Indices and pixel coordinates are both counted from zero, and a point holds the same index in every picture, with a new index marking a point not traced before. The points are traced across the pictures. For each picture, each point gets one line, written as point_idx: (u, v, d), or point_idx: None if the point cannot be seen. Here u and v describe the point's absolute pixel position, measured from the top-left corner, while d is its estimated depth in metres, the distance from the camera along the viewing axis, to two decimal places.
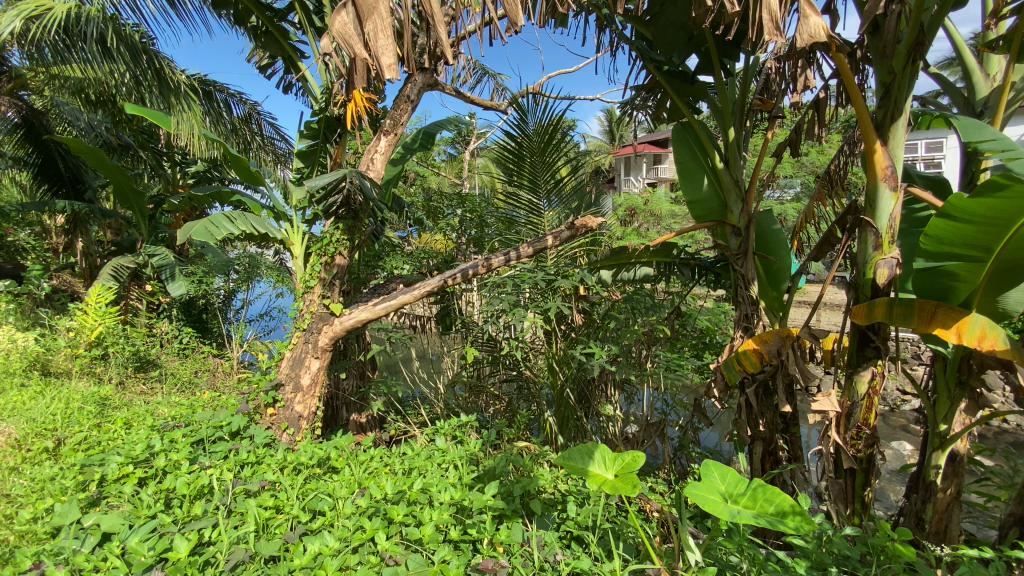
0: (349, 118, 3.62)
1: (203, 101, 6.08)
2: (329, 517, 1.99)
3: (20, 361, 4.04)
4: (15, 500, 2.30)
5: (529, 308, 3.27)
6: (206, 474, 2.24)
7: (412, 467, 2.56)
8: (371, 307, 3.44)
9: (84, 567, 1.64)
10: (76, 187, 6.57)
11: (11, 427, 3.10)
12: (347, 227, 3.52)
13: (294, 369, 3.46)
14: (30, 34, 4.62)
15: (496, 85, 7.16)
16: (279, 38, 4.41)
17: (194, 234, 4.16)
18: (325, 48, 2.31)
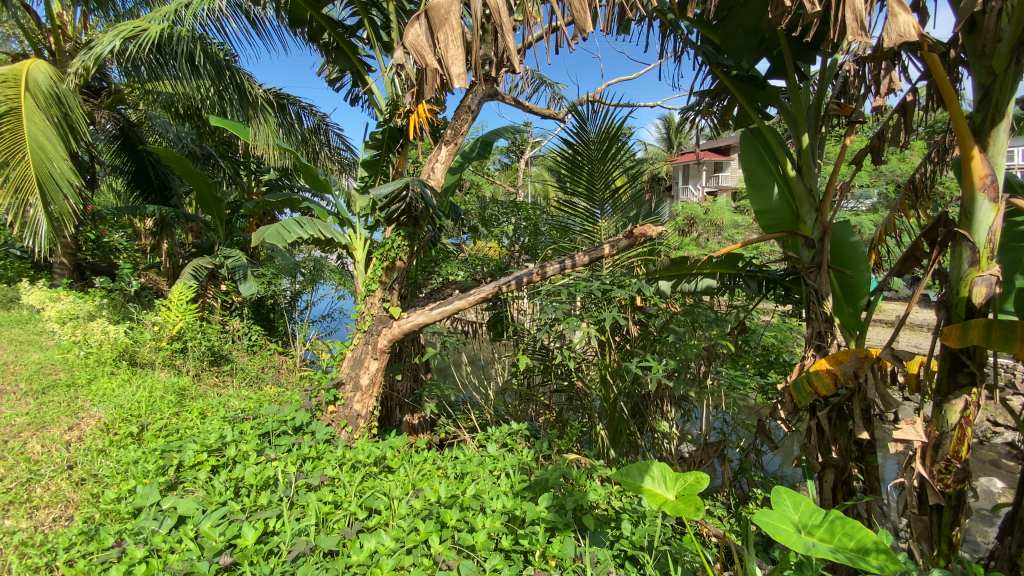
0: (411, 129, 3.75)
1: (277, 114, 6.49)
2: (385, 517, 2.02)
3: (112, 351, 4.42)
4: (104, 480, 2.49)
5: (583, 317, 3.19)
6: (272, 466, 2.35)
7: (464, 472, 2.56)
8: (428, 311, 3.49)
9: (161, 548, 1.75)
10: (164, 193, 7.16)
11: (102, 412, 3.39)
12: (408, 234, 3.63)
13: (354, 369, 3.57)
14: (129, 53, 5.09)
15: (553, 94, 7.17)
16: (349, 53, 4.65)
17: (266, 237, 4.40)
18: (397, 60, 2.38)
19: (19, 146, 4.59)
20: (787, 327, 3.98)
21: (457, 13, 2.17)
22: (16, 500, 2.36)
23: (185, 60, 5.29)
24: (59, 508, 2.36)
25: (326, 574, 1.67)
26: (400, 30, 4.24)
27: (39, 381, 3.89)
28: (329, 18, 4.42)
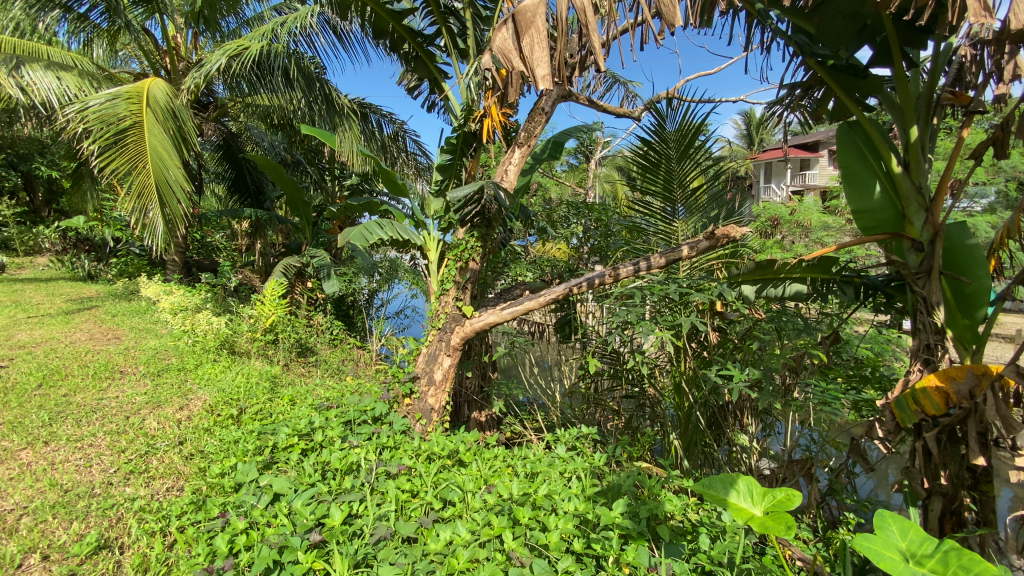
0: (485, 133, 3.84)
1: (360, 122, 6.89)
2: (459, 509, 2.06)
3: (215, 340, 4.89)
4: (210, 456, 2.75)
5: (657, 322, 3.09)
6: (355, 453, 2.49)
7: (534, 471, 2.55)
8: (499, 311, 3.51)
9: (259, 521, 1.91)
10: (258, 197, 7.80)
11: (207, 394, 3.76)
12: (481, 235, 3.71)
13: (429, 364, 3.70)
14: (233, 70, 5.62)
15: (626, 93, 7.01)
16: (427, 61, 4.83)
17: (350, 238, 4.68)
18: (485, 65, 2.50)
19: (141, 156, 5.19)
20: (885, 339, 3.64)
21: (543, 19, 2.27)
22: (136, 470, 2.64)
23: (280, 75, 5.76)
24: (172, 479, 2.62)
25: (404, 559, 1.74)
26: (476, 36, 4.35)
27: (156, 365, 4.37)
28: (409, 28, 4.63)
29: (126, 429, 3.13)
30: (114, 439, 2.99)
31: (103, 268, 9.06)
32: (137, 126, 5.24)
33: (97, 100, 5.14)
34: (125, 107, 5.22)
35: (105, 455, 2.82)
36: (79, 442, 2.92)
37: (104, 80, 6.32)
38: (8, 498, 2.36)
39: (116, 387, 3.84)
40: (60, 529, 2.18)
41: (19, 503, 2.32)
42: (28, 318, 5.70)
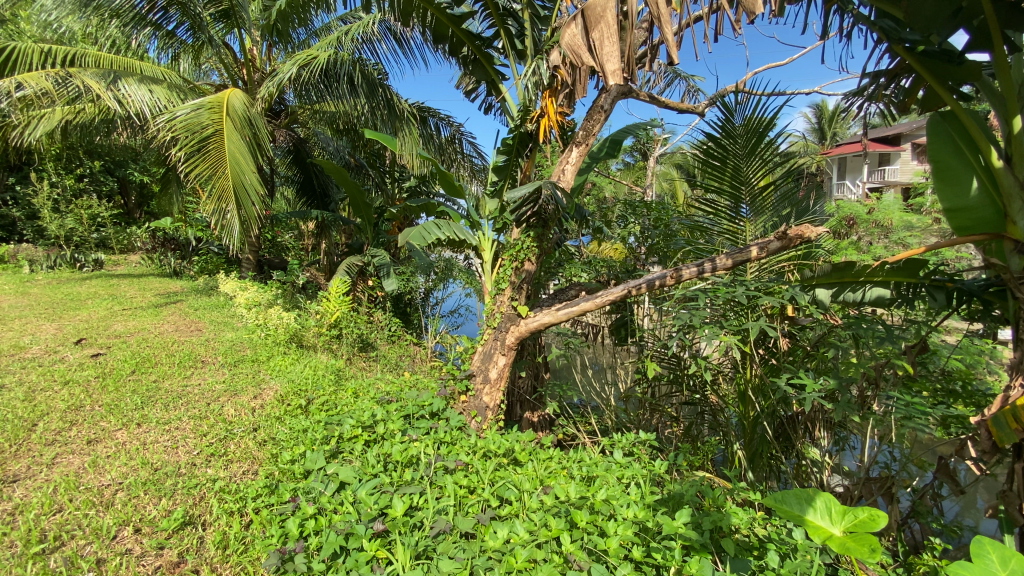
0: (542, 133, 3.84)
1: (419, 125, 7.08)
2: (517, 508, 2.07)
3: (285, 334, 5.19)
4: (281, 443, 2.93)
5: (721, 326, 2.96)
6: (415, 447, 2.57)
7: (591, 474, 2.51)
8: (554, 312, 3.48)
9: (327, 507, 2.01)
10: (324, 200, 8.20)
11: (279, 384, 4.01)
12: (537, 235, 3.70)
13: (484, 362, 3.74)
14: (302, 78, 5.93)
15: (688, 88, 6.79)
16: (485, 64, 4.89)
17: (409, 238, 4.83)
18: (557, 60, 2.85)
19: (221, 162, 5.57)
20: (978, 350, 3.33)
21: (611, 10, 2.50)
22: (216, 453, 2.84)
23: (345, 81, 6.02)
24: (248, 463, 2.79)
25: (463, 554, 1.76)
26: (534, 37, 4.36)
27: (233, 356, 4.69)
28: (468, 32, 4.71)
29: (208, 414, 3.38)
30: (197, 423, 3.23)
31: (186, 265, 9.83)
32: (218, 133, 5.62)
33: (184, 110, 5.55)
34: (208, 117, 5.61)
35: (189, 437, 3.05)
36: (166, 425, 3.18)
37: (188, 91, 6.83)
38: (106, 473, 2.60)
39: (198, 375, 4.15)
40: (150, 504, 2.36)
41: (117, 478, 2.55)
42: (123, 310, 6.27)
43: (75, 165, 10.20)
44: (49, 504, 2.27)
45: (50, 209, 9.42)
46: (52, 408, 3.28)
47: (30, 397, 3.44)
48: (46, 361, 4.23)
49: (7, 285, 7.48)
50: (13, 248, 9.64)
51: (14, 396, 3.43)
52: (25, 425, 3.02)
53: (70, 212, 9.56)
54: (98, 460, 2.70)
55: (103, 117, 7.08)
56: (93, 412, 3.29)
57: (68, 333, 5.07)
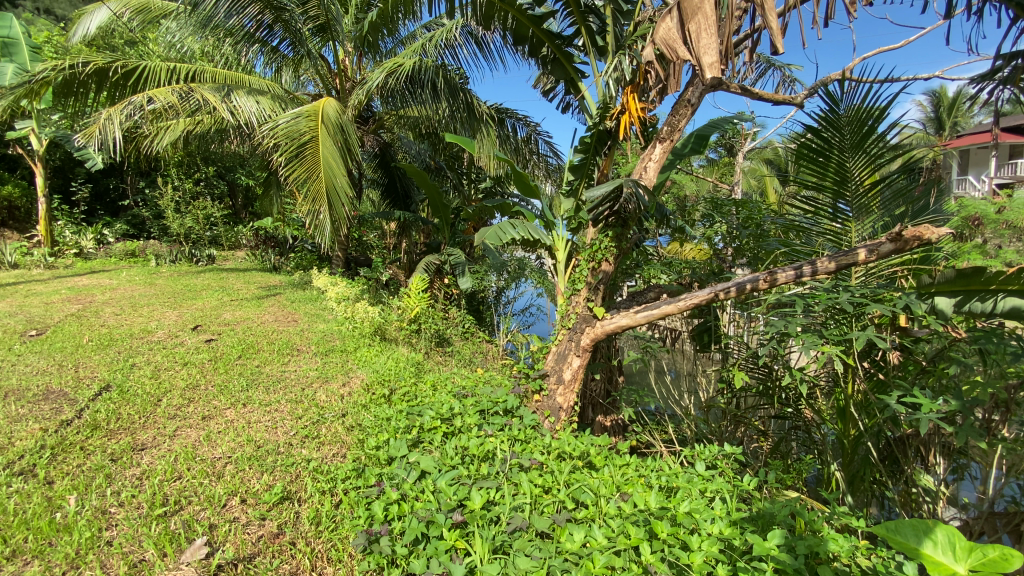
0: (624, 130, 3.77)
1: (497, 126, 7.20)
2: (593, 512, 2.03)
3: (369, 327, 5.50)
4: (367, 429, 3.13)
5: (822, 335, 2.72)
6: (491, 442, 2.62)
7: (670, 484, 2.41)
8: (632, 314, 3.38)
9: (409, 494, 2.11)
10: (405, 201, 8.60)
11: (364, 374, 4.28)
12: (616, 235, 3.59)
13: (558, 363, 3.71)
14: (389, 85, 6.23)
15: (783, 78, 6.33)
16: (565, 63, 4.86)
17: (486, 238, 4.92)
18: (647, 56, 2.86)
19: (316, 166, 6.00)
20: None
21: (710, 2, 2.49)
22: (310, 435, 3.07)
23: (429, 87, 6.25)
24: (337, 446, 2.98)
25: (539, 553, 1.76)
26: (616, 32, 4.26)
27: (324, 346, 5.04)
28: (548, 31, 4.71)
29: (303, 399, 3.65)
30: (293, 406, 3.50)
31: (283, 261, 10.72)
32: (314, 140, 6.05)
33: (286, 118, 6.04)
34: (306, 124, 6.06)
35: (286, 419, 3.32)
36: (268, 407, 3.48)
37: (289, 101, 7.43)
38: (218, 447, 2.89)
39: (294, 362, 4.51)
40: (254, 478, 2.59)
41: (226, 452, 2.83)
42: (231, 300, 6.96)
43: (194, 171, 11.45)
44: (172, 472, 2.56)
45: (174, 210, 10.66)
46: (175, 386, 3.72)
47: (157, 375, 3.92)
48: (169, 343, 4.79)
49: (139, 277, 8.56)
50: (143, 244, 11.03)
51: (145, 374, 3.92)
52: (153, 400, 3.44)
53: (189, 212, 10.75)
54: (211, 435, 3.01)
55: (217, 127, 7.88)
56: (207, 391, 3.68)
57: (187, 320, 5.71)
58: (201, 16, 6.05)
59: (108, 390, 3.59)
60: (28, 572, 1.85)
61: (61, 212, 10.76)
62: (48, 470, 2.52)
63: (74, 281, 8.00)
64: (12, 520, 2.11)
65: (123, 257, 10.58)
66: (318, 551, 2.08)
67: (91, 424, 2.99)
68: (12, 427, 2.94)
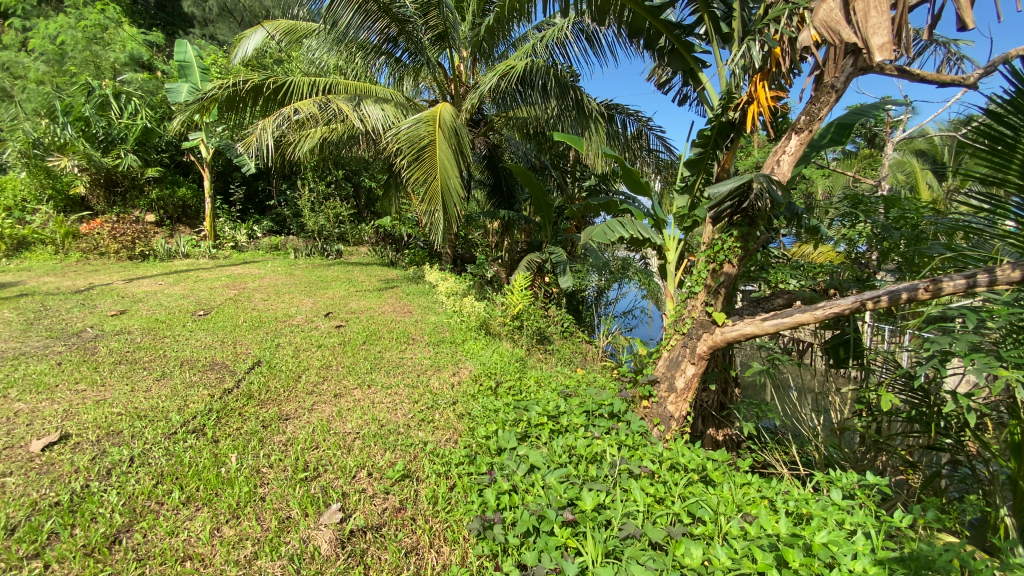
0: (751, 122, 3.49)
1: (606, 123, 7.08)
2: (712, 530, 1.91)
3: (476, 322, 5.73)
4: (476, 418, 3.28)
5: (1001, 357, 2.30)
6: (599, 444, 2.59)
7: (801, 511, 2.19)
8: (759, 322, 3.10)
9: (519, 487, 2.19)
10: (510, 200, 8.79)
11: (472, 365, 4.47)
12: (742, 234, 3.31)
13: (670, 370, 3.54)
14: (501, 87, 6.40)
15: (948, 55, 5.44)
16: (684, 53, 4.62)
17: (593, 236, 4.82)
18: (803, 41, 2.79)
19: (432, 169, 6.36)
20: None
21: None
22: (426, 419, 3.27)
23: (539, 87, 6.32)
24: (449, 431, 3.14)
25: (653, 564, 1.69)
26: (743, 17, 3.95)
27: (435, 336, 5.34)
28: (667, 22, 4.50)
29: (418, 384, 3.90)
30: (410, 391, 3.76)
31: (399, 256, 11.55)
32: (432, 144, 6.41)
33: (407, 124, 6.47)
34: (425, 129, 6.44)
35: (405, 402, 3.57)
36: (389, 389, 3.78)
37: (410, 107, 7.95)
38: (348, 422, 3.19)
39: (410, 350, 4.83)
40: (378, 453, 2.82)
41: (355, 428, 3.10)
42: (356, 291, 7.65)
43: (327, 174, 12.76)
44: (311, 441, 2.87)
45: (310, 209, 11.98)
46: (312, 364, 4.18)
47: (298, 355, 4.43)
48: (306, 327, 5.39)
49: (282, 268, 9.74)
50: (285, 239, 12.53)
51: (288, 352, 4.46)
52: (294, 376, 3.90)
53: (322, 212, 11.99)
54: (342, 411, 3.34)
55: (348, 134, 8.66)
56: (339, 371, 4.08)
57: (320, 307, 6.39)
58: (338, 34, 6.69)
59: (260, 364, 4.14)
60: (200, 516, 2.19)
61: (222, 211, 12.59)
62: (214, 430, 2.96)
63: (231, 269, 9.33)
64: (188, 471, 2.51)
65: (268, 250, 12.13)
66: (435, 529, 2.20)
67: (247, 394, 3.47)
68: (189, 391, 3.51)
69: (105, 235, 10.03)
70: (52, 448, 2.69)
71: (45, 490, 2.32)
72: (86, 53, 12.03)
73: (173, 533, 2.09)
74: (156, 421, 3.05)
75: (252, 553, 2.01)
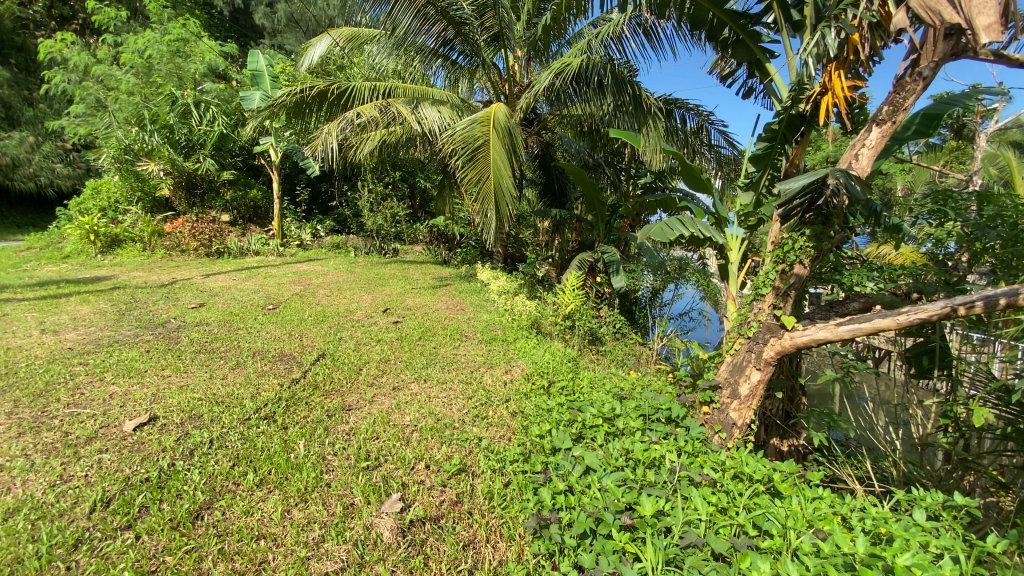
0: (824, 113, 3.27)
1: (665, 119, 6.88)
2: (780, 544, 1.81)
3: (527, 320, 5.74)
4: (530, 417, 3.30)
5: None
6: (657, 449, 2.52)
7: (879, 530, 2.03)
8: (833, 327, 2.89)
9: (575, 487, 2.19)
10: (561, 199, 8.71)
11: (524, 364, 4.49)
12: (816, 233, 3.11)
13: (734, 375, 3.38)
14: (557, 86, 6.37)
15: None
16: (750, 43, 4.42)
17: (651, 235, 4.61)
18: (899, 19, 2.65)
19: (486, 169, 6.42)
20: None
21: None
22: (481, 416, 3.31)
23: (595, 84, 6.24)
24: (503, 428, 3.17)
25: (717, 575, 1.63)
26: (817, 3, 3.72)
27: (488, 334, 5.41)
28: (731, 12, 4.31)
29: (471, 381, 3.96)
30: (465, 386, 3.83)
31: (452, 255, 11.76)
32: (486, 144, 6.47)
33: (463, 125, 6.57)
34: (480, 129, 6.52)
35: (460, 397, 3.64)
36: (444, 384, 3.86)
37: (465, 108, 8.07)
38: (407, 415, 3.29)
39: (463, 347, 4.91)
40: (435, 446, 2.89)
41: (413, 420, 3.20)
42: (411, 288, 7.88)
43: (385, 175, 13.20)
44: (372, 432, 2.99)
45: (369, 209, 12.44)
46: (371, 358, 4.34)
47: (359, 348, 4.62)
48: (366, 322, 5.61)
49: (343, 265, 10.18)
50: (346, 238, 13.09)
51: (350, 346, 4.66)
52: (356, 368, 4.07)
53: (380, 211, 12.42)
54: (401, 404, 3.45)
55: (406, 136, 8.92)
56: (397, 365, 4.22)
57: (379, 303, 6.63)
58: (398, 39, 6.90)
59: (324, 357, 4.34)
60: (272, 498, 2.33)
61: (289, 211, 13.31)
62: (284, 417, 3.14)
63: (297, 267, 9.88)
64: (261, 455, 2.67)
65: (330, 249, 12.71)
66: (491, 524, 2.22)
67: (313, 384, 3.67)
68: (261, 380, 3.74)
69: (186, 233, 10.86)
70: (143, 428, 2.95)
71: (137, 466, 2.54)
72: (170, 65, 13.03)
73: (248, 512, 2.23)
74: (232, 406, 3.27)
75: (320, 535, 2.11)
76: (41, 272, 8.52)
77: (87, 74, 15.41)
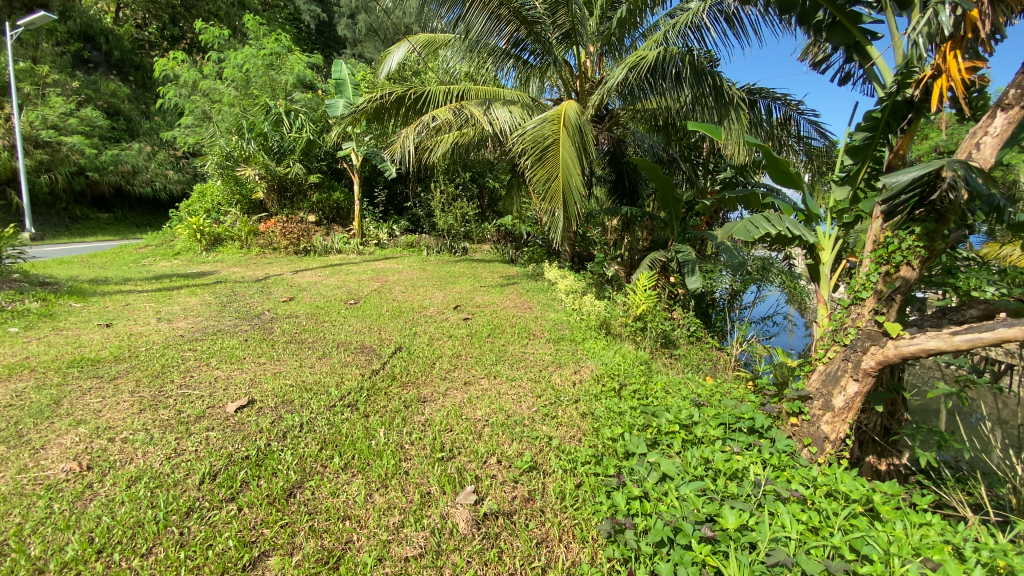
0: (936, 100, 2.94)
1: (749, 111, 6.49)
2: (882, 570, 1.66)
3: (597, 321, 5.66)
4: (601, 418, 3.27)
5: None
6: (740, 460, 2.40)
7: (1001, 565, 1.80)
8: (947, 336, 2.59)
9: (652, 494, 2.15)
10: (633, 197, 8.48)
11: (594, 364, 4.44)
12: (926, 232, 2.81)
13: (827, 386, 3.11)
14: (631, 80, 6.22)
15: None
16: (848, 25, 4.07)
17: (733, 233, 4.35)
18: None
19: (556, 167, 6.41)
20: None
21: None
22: (550, 415, 3.31)
23: (672, 77, 6.04)
24: (573, 428, 3.15)
25: None
26: None
27: (555, 333, 5.39)
28: None
29: (540, 379, 3.98)
30: (534, 384, 3.85)
31: (520, 254, 11.84)
32: (556, 143, 6.47)
33: (533, 124, 6.60)
34: (550, 128, 6.53)
35: (529, 395, 3.66)
36: (514, 381, 3.91)
37: (536, 108, 8.10)
38: (478, 410, 3.36)
39: (532, 345, 4.93)
40: (506, 442, 2.93)
41: (484, 415, 3.27)
42: (481, 286, 8.04)
43: (457, 176, 13.54)
44: (445, 424, 3.09)
45: (440, 210, 12.82)
46: (444, 352, 4.49)
47: (432, 343, 4.79)
48: (439, 318, 5.81)
49: (416, 263, 10.59)
50: (419, 237, 13.59)
51: (423, 341, 4.84)
52: (430, 362, 4.23)
53: (452, 211, 12.76)
54: (472, 399, 3.54)
55: (478, 137, 9.10)
56: (468, 360, 4.33)
57: (450, 300, 6.83)
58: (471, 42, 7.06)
59: (400, 350, 4.55)
60: (356, 482, 2.48)
61: (368, 211, 14.04)
62: (366, 406, 3.33)
63: (375, 264, 10.40)
64: (346, 441, 2.85)
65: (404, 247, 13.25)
66: (564, 524, 2.22)
67: (391, 375, 3.86)
68: (344, 370, 3.99)
69: (277, 232, 11.79)
70: (243, 410, 3.24)
71: (238, 444, 2.80)
72: (265, 78, 14.16)
73: (335, 493, 2.39)
74: (319, 393, 3.51)
75: (399, 520, 2.22)
76: (158, 267, 9.60)
77: (195, 88, 17.10)
